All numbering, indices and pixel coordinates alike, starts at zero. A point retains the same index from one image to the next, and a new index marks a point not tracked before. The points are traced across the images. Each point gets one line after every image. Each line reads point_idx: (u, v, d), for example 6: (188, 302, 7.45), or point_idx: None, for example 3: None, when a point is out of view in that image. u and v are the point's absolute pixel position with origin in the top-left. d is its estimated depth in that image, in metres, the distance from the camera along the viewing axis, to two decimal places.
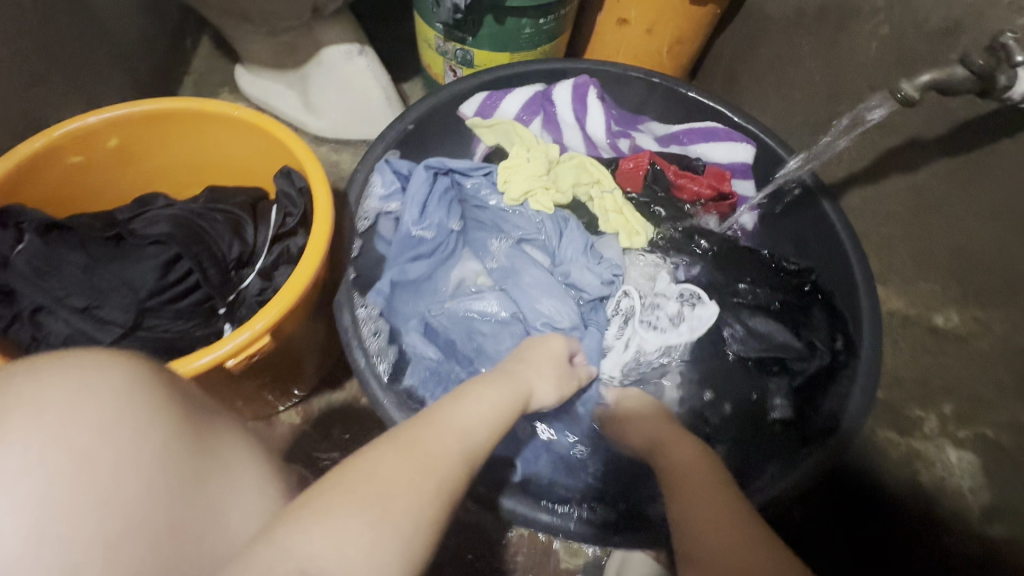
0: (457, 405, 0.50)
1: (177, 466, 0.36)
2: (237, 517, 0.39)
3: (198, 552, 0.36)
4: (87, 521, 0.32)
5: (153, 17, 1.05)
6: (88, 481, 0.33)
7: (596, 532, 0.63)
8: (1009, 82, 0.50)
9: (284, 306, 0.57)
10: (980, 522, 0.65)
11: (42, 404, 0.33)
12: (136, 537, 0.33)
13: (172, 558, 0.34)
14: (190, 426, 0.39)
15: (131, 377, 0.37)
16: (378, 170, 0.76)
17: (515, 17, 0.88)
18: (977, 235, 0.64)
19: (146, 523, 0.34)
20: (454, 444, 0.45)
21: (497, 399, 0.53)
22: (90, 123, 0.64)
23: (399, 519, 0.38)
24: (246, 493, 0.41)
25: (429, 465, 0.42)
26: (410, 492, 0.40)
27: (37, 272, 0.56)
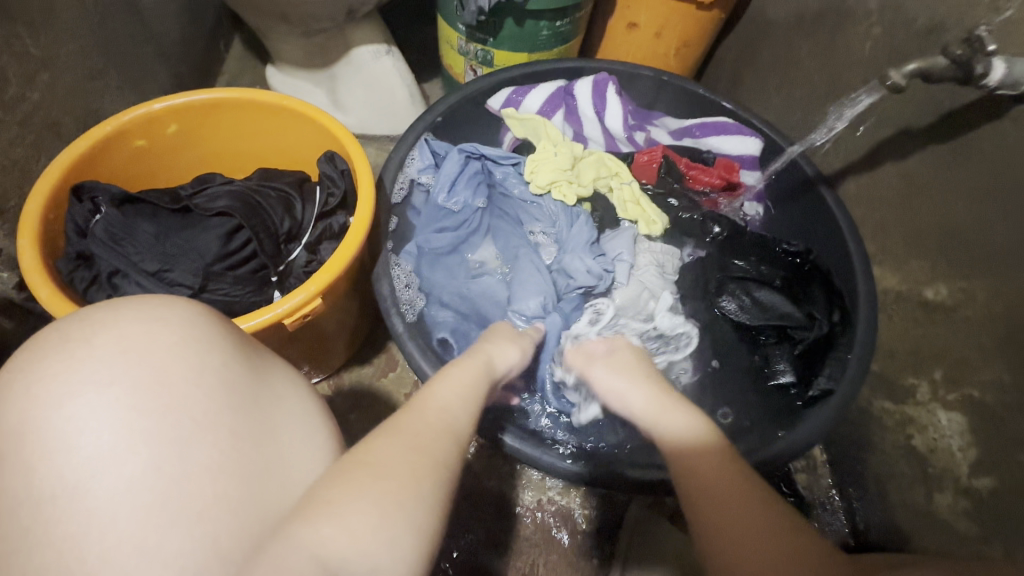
0: (436, 389, 0.54)
1: (232, 388, 0.47)
2: (288, 437, 0.48)
3: (256, 456, 0.44)
4: (168, 423, 0.43)
5: (194, 19, 1.12)
6: (167, 394, 0.44)
7: (599, 474, 0.67)
8: (985, 71, 0.57)
9: (335, 272, 0.63)
10: (967, 476, 0.69)
11: (130, 341, 0.45)
12: (206, 437, 0.43)
13: (234, 456, 0.44)
14: (243, 362, 0.49)
15: (194, 323, 0.49)
16: (418, 146, 0.86)
17: (534, 19, 0.94)
18: (959, 213, 0.69)
19: (212, 428, 0.44)
20: (436, 423, 0.49)
21: (464, 379, 0.57)
22: (155, 109, 0.71)
23: (396, 487, 0.42)
24: (294, 420, 0.50)
25: (412, 440, 0.46)
26: (400, 461, 0.44)
27: (115, 240, 0.63)
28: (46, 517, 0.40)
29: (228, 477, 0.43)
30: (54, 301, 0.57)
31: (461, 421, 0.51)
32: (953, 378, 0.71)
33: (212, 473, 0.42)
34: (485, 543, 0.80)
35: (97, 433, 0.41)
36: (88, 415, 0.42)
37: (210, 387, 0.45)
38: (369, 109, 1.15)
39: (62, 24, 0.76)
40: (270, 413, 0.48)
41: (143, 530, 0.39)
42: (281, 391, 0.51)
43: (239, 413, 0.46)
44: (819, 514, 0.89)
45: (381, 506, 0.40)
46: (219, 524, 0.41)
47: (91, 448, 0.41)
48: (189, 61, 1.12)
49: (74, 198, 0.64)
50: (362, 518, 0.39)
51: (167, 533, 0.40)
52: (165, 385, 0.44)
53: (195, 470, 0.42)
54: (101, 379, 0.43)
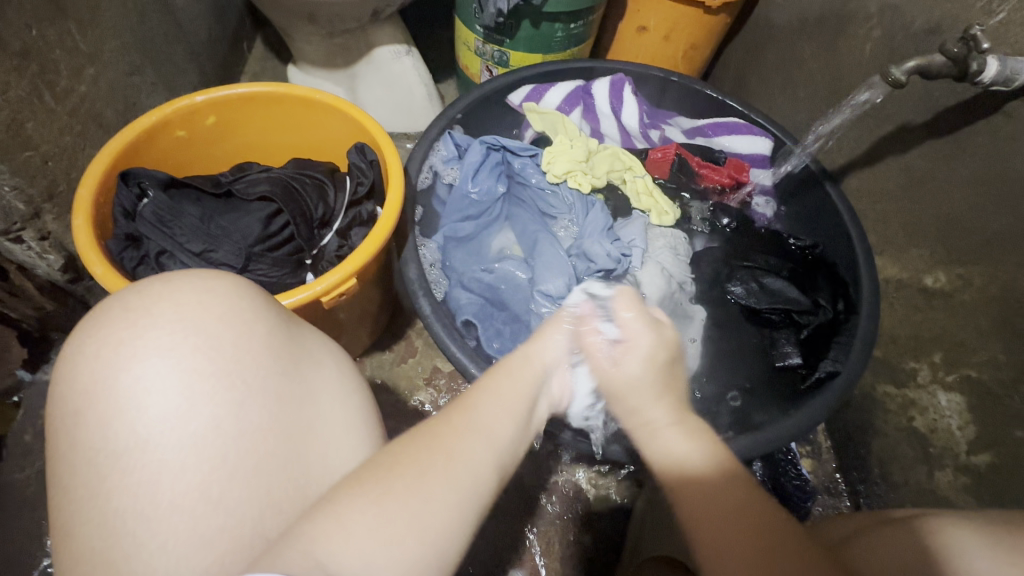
0: (479, 390, 0.48)
1: (279, 351, 0.43)
2: (332, 401, 0.45)
3: (306, 420, 0.42)
4: (219, 384, 0.40)
5: (220, 21, 1.17)
6: (218, 355, 0.41)
7: (612, 448, 0.70)
8: (980, 67, 0.61)
9: (369, 253, 0.66)
10: (965, 453, 0.73)
11: (179, 299, 0.42)
12: (257, 400, 0.40)
13: (285, 419, 0.41)
14: (288, 326, 0.46)
15: (242, 285, 0.45)
16: (442, 138, 0.90)
17: (549, 21, 0.98)
18: (957, 203, 0.73)
19: (262, 391, 0.41)
20: (467, 425, 0.44)
21: (507, 378, 0.50)
22: (198, 101, 0.75)
23: (399, 488, 0.39)
24: (340, 384, 0.47)
25: (432, 443, 0.42)
26: (413, 465, 0.40)
27: (162, 221, 0.67)
28: (100, 478, 0.37)
29: (279, 440, 0.40)
30: (108, 277, 0.60)
31: (504, 429, 0.46)
32: (952, 360, 0.75)
33: (264, 434, 0.40)
34: (502, 521, 0.83)
35: (151, 392, 0.39)
36: (139, 376, 0.39)
37: (259, 349, 0.42)
38: (389, 108, 1.19)
39: (106, 21, 0.80)
40: (315, 377, 0.44)
41: (199, 491, 0.37)
42: (323, 355, 0.47)
43: (287, 376, 0.42)
44: (822, 499, 0.90)
45: (382, 504, 0.38)
46: (274, 485, 0.39)
47: (143, 407, 0.38)
48: (215, 60, 1.16)
49: (122, 182, 0.68)
50: (362, 519, 0.37)
51: (225, 494, 0.37)
52: (216, 345, 0.41)
53: (248, 431, 0.39)
54: (152, 338, 0.40)
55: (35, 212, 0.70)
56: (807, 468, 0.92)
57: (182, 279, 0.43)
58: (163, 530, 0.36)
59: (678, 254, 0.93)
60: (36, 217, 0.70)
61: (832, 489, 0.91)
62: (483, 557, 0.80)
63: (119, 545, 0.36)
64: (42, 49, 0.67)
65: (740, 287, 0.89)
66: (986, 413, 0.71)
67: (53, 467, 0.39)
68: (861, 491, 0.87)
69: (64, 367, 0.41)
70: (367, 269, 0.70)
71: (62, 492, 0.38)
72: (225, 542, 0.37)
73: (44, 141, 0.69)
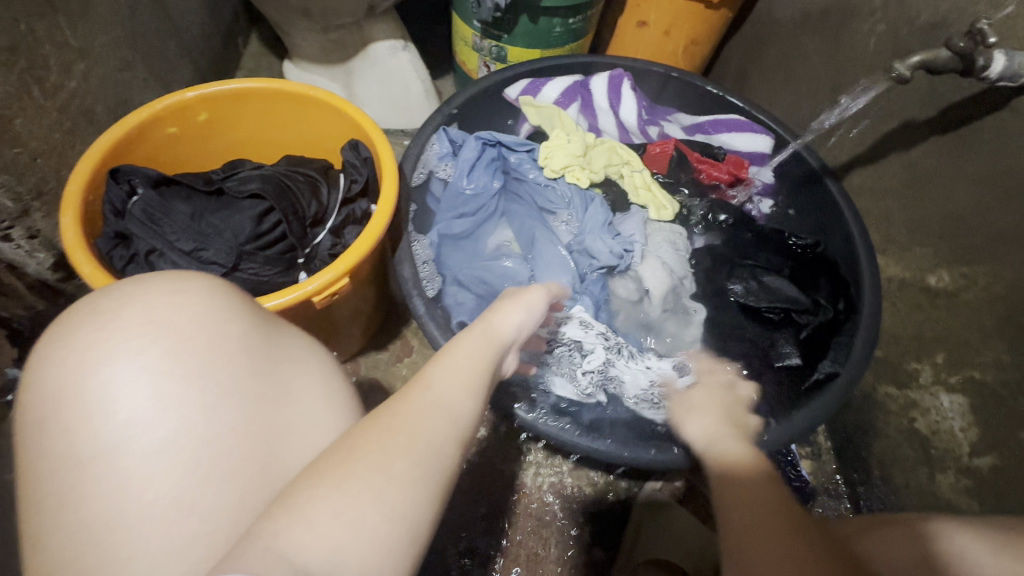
0: (431, 366, 0.47)
1: (252, 350, 0.42)
2: (308, 400, 0.43)
3: (282, 420, 0.41)
4: (190, 386, 0.39)
5: (214, 15, 1.15)
6: (188, 356, 0.40)
7: (609, 450, 0.69)
8: (986, 63, 0.60)
9: (361, 252, 0.65)
10: (967, 455, 0.72)
11: (150, 301, 0.41)
12: (229, 401, 0.39)
13: (260, 419, 0.40)
14: (265, 326, 0.45)
15: (216, 286, 0.44)
16: (437, 134, 0.89)
17: (548, 15, 0.96)
18: (961, 201, 0.72)
19: (235, 391, 0.40)
20: (424, 403, 0.42)
21: (463, 354, 0.49)
22: (189, 98, 0.74)
23: (361, 470, 0.37)
24: (320, 383, 0.45)
25: (393, 425, 0.40)
26: (374, 448, 0.38)
27: (152, 219, 0.66)
28: (68, 486, 0.36)
29: (254, 442, 0.39)
30: (95, 276, 0.59)
31: (462, 403, 0.44)
32: (955, 360, 0.73)
33: (239, 437, 0.39)
34: (498, 523, 0.82)
35: (120, 397, 0.38)
36: (110, 380, 0.38)
37: (232, 350, 0.41)
38: (385, 104, 1.18)
39: (96, 16, 0.79)
40: (292, 377, 0.43)
41: (170, 497, 0.36)
42: (303, 354, 0.46)
43: (261, 375, 0.41)
44: (822, 499, 0.89)
45: (344, 489, 0.36)
46: (250, 487, 0.38)
47: (111, 412, 0.37)
48: (209, 56, 1.15)
49: (112, 180, 0.67)
50: (325, 506, 0.34)
51: (197, 500, 0.36)
52: (186, 346, 0.40)
53: (220, 434, 0.38)
54: (122, 342, 0.39)
55: (24, 210, 0.69)
56: (806, 469, 0.92)
57: (154, 280, 0.43)
58: (132, 539, 0.35)
59: (677, 251, 0.92)
60: (25, 215, 0.69)
61: (832, 490, 0.90)
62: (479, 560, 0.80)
63: (86, 556, 0.34)
64: (29, 43, 0.66)
65: (739, 284, 0.87)
66: (989, 415, 0.70)
67: (22, 477, 0.38)
68: (861, 493, 0.86)
69: (34, 373, 0.39)
70: (360, 268, 0.69)
71: (30, 502, 0.37)
72: (198, 550, 0.35)
73: (33, 137, 0.68)
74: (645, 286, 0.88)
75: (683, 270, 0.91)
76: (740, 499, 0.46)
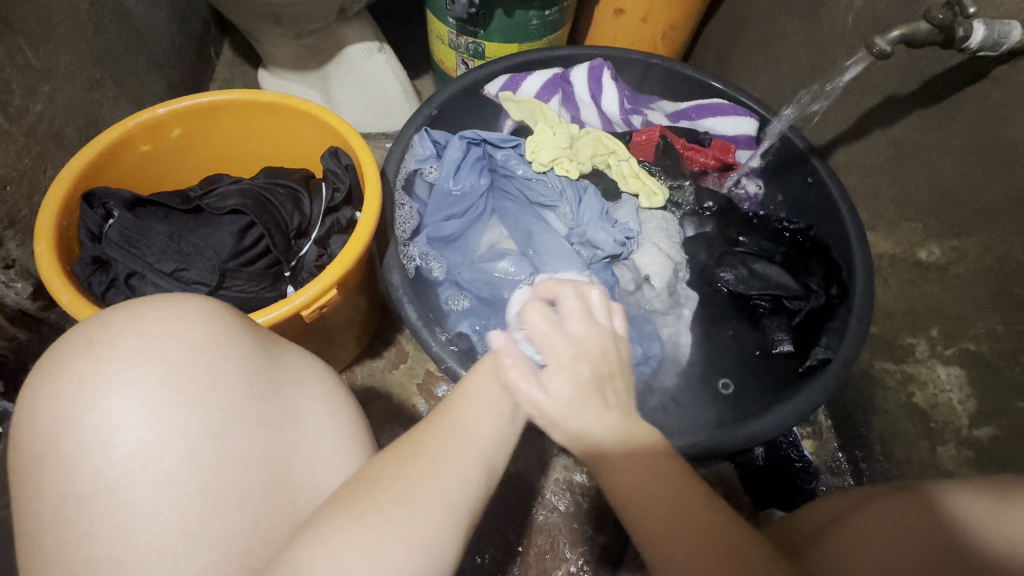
0: (456, 395, 0.46)
1: (255, 374, 0.41)
2: (315, 422, 0.43)
3: (288, 443, 0.40)
4: (192, 414, 0.37)
5: (183, 27, 1.12)
6: (187, 384, 0.38)
7: None
8: (966, 33, 0.59)
9: (348, 261, 0.64)
10: (967, 426, 0.72)
11: (146, 328, 0.39)
12: (234, 427, 0.38)
13: (266, 444, 0.39)
14: (264, 347, 0.44)
15: (212, 308, 0.43)
16: (418, 136, 0.87)
17: (523, 9, 0.95)
18: (951, 173, 0.71)
19: (240, 417, 0.39)
20: (446, 433, 0.43)
21: (490, 379, 0.47)
22: (160, 114, 0.72)
23: (386, 503, 0.37)
24: (323, 403, 0.45)
25: (417, 454, 0.41)
26: (399, 479, 0.39)
27: (130, 241, 0.64)
28: (71, 524, 0.35)
29: (262, 468, 0.38)
30: (75, 304, 0.57)
31: (485, 431, 0.44)
32: (950, 333, 0.74)
33: (246, 463, 0.37)
34: (504, 524, 0.81)
35: (119, 429, 0.36)
36: (109, 411, 0.36)
37: (234, 374, 0.40)
38: (363, 109, 1.17)
39: (59, 35, 0.77)
40: (297, 399, 0.42)
41: (178, 529, 0.34)
42: (305, 375, 0.45)
43: (263, 400, 0.40)
44: (825, 478, 0.91)
45: (365, 521, 0.36)
46: (260, 514, 0.37)
47: (111, 447, 0.36)
48: (180, 69, 1.12)
49: (86, 205, 0.65)
50: (345, 537, 0.35)
51: (205, 530, 0.35)
52: (185, 373, 0.38)
53: (228, 461, 0.37)
54: (116, 372, 0.37)
55: None
56: (808, 449, 0.93)
57: (150, 305, 0.41)
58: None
59: (670, 235, 0.91)
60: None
61: (835, 468, 0.91)
62: (489, 564, 0.79)
63: None
64: None
65: (728, 272, 0.86)
66: (987, 384, 0.69)
67: (22, 515, 0.37)
68: (865, 472, 0.87)
69: (26, 411, 0.38)
70: (348, 278, 0.68)
71: (31, 544, 0.36)
72: None
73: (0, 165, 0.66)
74: (645, 273, 0.85)
75: (679, 253, 0.90)
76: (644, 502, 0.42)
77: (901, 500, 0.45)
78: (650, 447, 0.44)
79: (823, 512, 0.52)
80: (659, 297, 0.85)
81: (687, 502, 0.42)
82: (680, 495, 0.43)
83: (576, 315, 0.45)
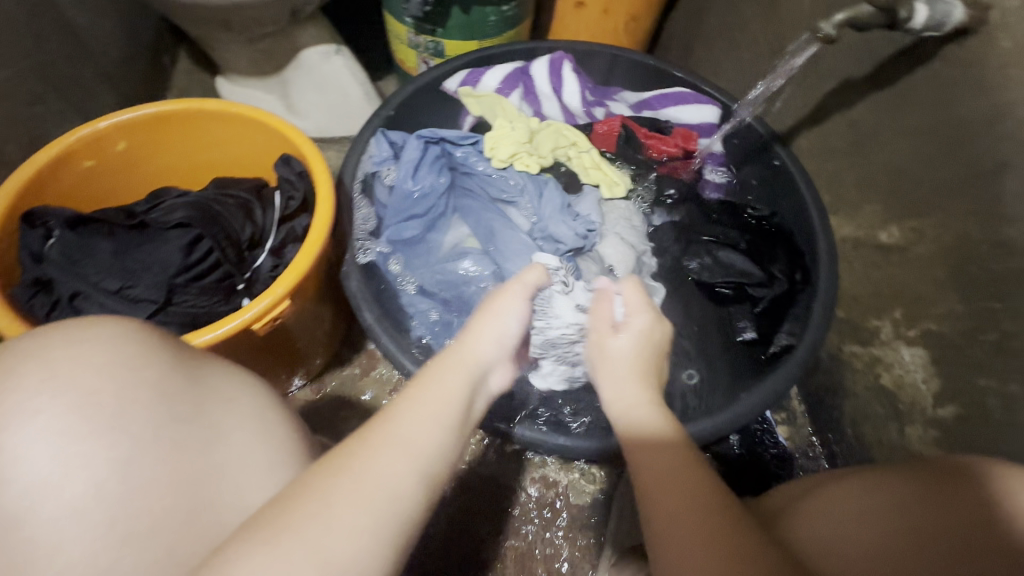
0: (400, 400, 0.43)
1: (173, 395, 0.39)
2: (243, 440, 0.41)
3: (212, 464, 0.39)
4: (100, 443, 0.36)
5: (133, 36, 1.09)
6: (94, 411, 0.37)
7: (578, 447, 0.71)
8: (908, 14, 0.59)
9: (300, 271, 0.63)
10: (931, 407, 0.72)
11: (49, 354, 0.38)
12: (146, 453, 0.37)
13: (184, 468, 0.38)
14: (186, 364, 0.42)
15: (126, 326, 0.41)
16: (374, 137, 0.86)
17: (480, 5, 0.94)
18: (907, 155, 0.71)
19: (155, 442, 0.37)
20: (382, 442, 0.40)
21: (438, 381, 0.45)
22: (100, 127, 0.70)
23: (298, 521, 0.34)
24: (255, 416, 0.43)
25: (345, 465, 0.38)
26: (320, 494, 0.36)
27: (70, 261, 0.62)
28: None
29: (178, 495, 0.37)
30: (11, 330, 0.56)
31: (428, 441, 0.41)
32: (912, 315, 0.74)
33: (159, 490, 0.36)
34: (480, 526, 0.81)
35: (21, 462, 0.35)
36: (11, 445, 0.35)
37: (146, 397, 0.38)
38: (324, 113, 1.15)
39: None
40: (222, 417, 0.41)
41: (85, 563, 0.34)
42: (234, 390, 0.43)
43: (182, 421, 0.39)
44: (799, 462, 0.91)
45: (274, 544, 0.33)
46: (176, 542, 0.36)
47: (15, 480, 0.35)
48: (133, 79, 1.09)
49: (26, 225, 0.63)
50: (249, 564, 0.32)
51: (115, 562, 0.34)
52: (91, 399, 0.37)
53: (139, 491, 0.36)
54: (15, 403, 0.36)
55: None
56: (783, 436, 0.93)
57: (58, 328, 0.39)
58: None
59: (635, 227, 0.91)
60: None
61: (809, 452, 0.92)
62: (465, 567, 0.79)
63: None
64: None
65: (693, 262, 0.86)
66: (946, 363, 0.70)
67: None
68: (839, 455, 0.87)
69: None
70: (303, 288, 0.67)
71: None
72: None
73: None
74: (609, 264, 0.85)
75: (643, 241, 0.90)
76: (657, 483, 0.45)
77: (889, 475, 0.44)
78: (669, 435, 0.48)
79: (783, 497, 0.51)
80: None
81: (694, 488, 0.44)
82: (686, 477, 0.45)
83: (636, 306, 0.57)
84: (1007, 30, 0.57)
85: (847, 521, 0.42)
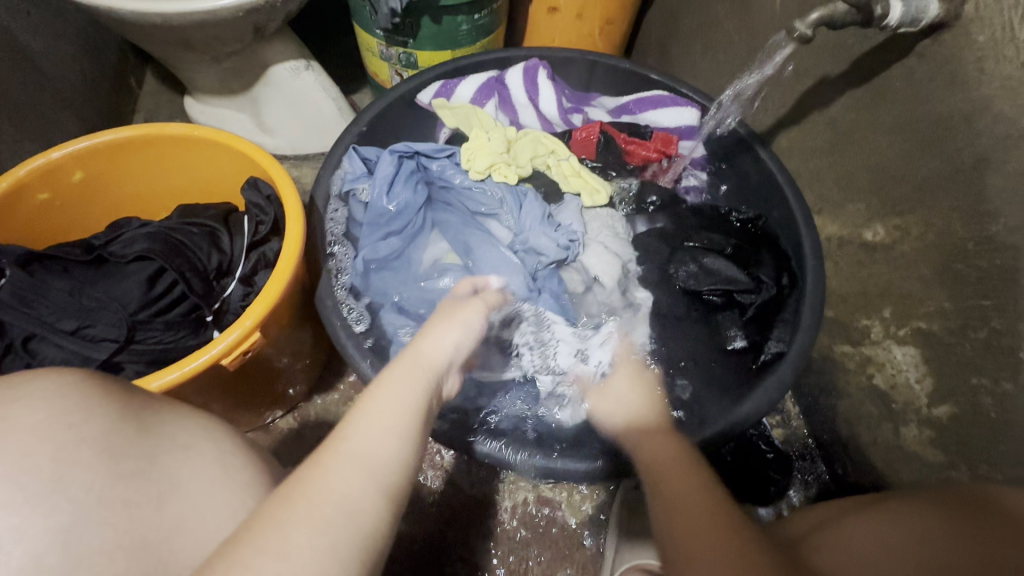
0: (353, 415, 0.41)
1: (120, 451, 0.38)
2: (201, 491, 0.40)
3: (167, 522, 0.37)
4: (36, 511, 0.34)
5: (95, 60, 1.06)
6: (29, 478, 0.35)
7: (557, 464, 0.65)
8: (884, 11, 0.58)
9: (269, 301, 0.60)
10: (926, 406, 0.71)
11: None
12: (93, 517, 0.35)
13: (137, 527, 0.36)
14: (137, 418, 0.41)
15: (66, 383, 0.40)
16: (347, 155, 0.83)
17: (450, 14, 0.92)
18: (889, 150, 0.70)
19: (100, 502, 0.36)
20: (338, 463, 0.37)
21: (397, 385, 0.44)
22: (54, 158, 0.67)
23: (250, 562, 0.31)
24: (216, 466, 0.42)
25: (297, 493, 0.35)
26: (274, 530, 0.33)
27: (21, 301, 0.59)
28: None
29: (128, 558, 0.35)
30: None
31: (387, 453, 0.39)
32: (901, 314, 0.72)
33: (108, 554, 0.34)
34: (474, 551, 0.79)
35: None
36: None
37: (89, 457, 0.37)
38: (297, 129, 1.11)
39: None
40: (178, 467, 0.40)
41: None
42: (193, 439, 0.43)
43: (133, 478, 0.37)
44: (798, 465, 0.90)
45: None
46: None
47: None
48: (96, 104, 1.06)
49: None
50: None
51: None
52: (24, 467, 0.35)
53: (87, 557, 0.34)
54: None
55: None
56: (778, 438, 0.92)
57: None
58: None
59: (617, 234, 0.89)
60: None
61: (806, 455, 0.91)
62: None
63: None
64: None
65: (680, 270, 0.84)
66: (938, 363, 0.68)
67: None
68: (836, 456, 0.86)
69: None
70: (276, 318, 0.64)
71: None
72: None
73: None
74: (593, 274, 0.84)
75: (625, 248, 0.88)
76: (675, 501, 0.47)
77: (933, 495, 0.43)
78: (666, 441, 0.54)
79: (806, 522, 0.52)
80: (612, 299, 0.84)
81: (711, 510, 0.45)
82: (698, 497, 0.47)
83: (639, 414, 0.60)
84: (981, 24, 0.56)
85: (872, 534, 0.42)
